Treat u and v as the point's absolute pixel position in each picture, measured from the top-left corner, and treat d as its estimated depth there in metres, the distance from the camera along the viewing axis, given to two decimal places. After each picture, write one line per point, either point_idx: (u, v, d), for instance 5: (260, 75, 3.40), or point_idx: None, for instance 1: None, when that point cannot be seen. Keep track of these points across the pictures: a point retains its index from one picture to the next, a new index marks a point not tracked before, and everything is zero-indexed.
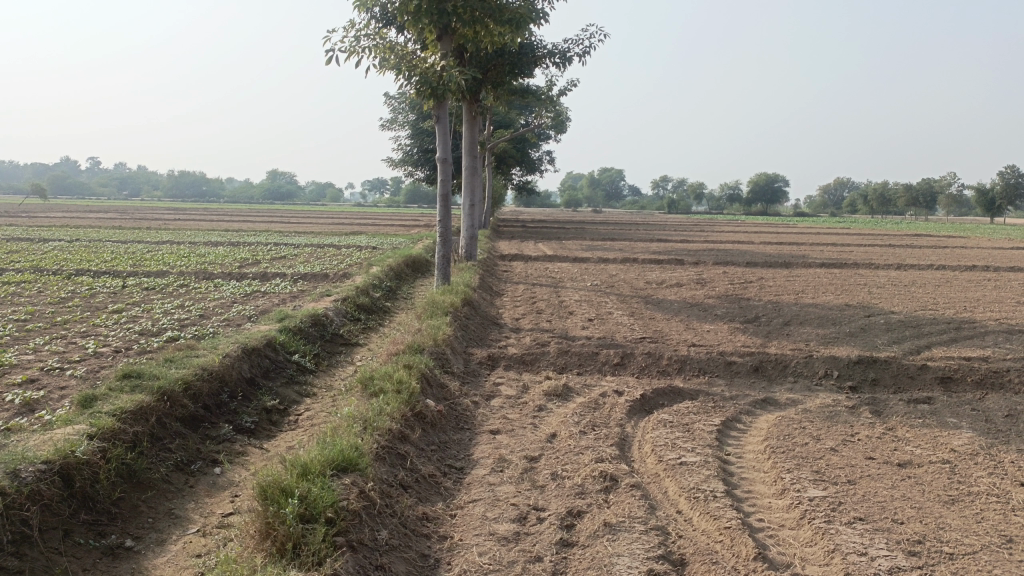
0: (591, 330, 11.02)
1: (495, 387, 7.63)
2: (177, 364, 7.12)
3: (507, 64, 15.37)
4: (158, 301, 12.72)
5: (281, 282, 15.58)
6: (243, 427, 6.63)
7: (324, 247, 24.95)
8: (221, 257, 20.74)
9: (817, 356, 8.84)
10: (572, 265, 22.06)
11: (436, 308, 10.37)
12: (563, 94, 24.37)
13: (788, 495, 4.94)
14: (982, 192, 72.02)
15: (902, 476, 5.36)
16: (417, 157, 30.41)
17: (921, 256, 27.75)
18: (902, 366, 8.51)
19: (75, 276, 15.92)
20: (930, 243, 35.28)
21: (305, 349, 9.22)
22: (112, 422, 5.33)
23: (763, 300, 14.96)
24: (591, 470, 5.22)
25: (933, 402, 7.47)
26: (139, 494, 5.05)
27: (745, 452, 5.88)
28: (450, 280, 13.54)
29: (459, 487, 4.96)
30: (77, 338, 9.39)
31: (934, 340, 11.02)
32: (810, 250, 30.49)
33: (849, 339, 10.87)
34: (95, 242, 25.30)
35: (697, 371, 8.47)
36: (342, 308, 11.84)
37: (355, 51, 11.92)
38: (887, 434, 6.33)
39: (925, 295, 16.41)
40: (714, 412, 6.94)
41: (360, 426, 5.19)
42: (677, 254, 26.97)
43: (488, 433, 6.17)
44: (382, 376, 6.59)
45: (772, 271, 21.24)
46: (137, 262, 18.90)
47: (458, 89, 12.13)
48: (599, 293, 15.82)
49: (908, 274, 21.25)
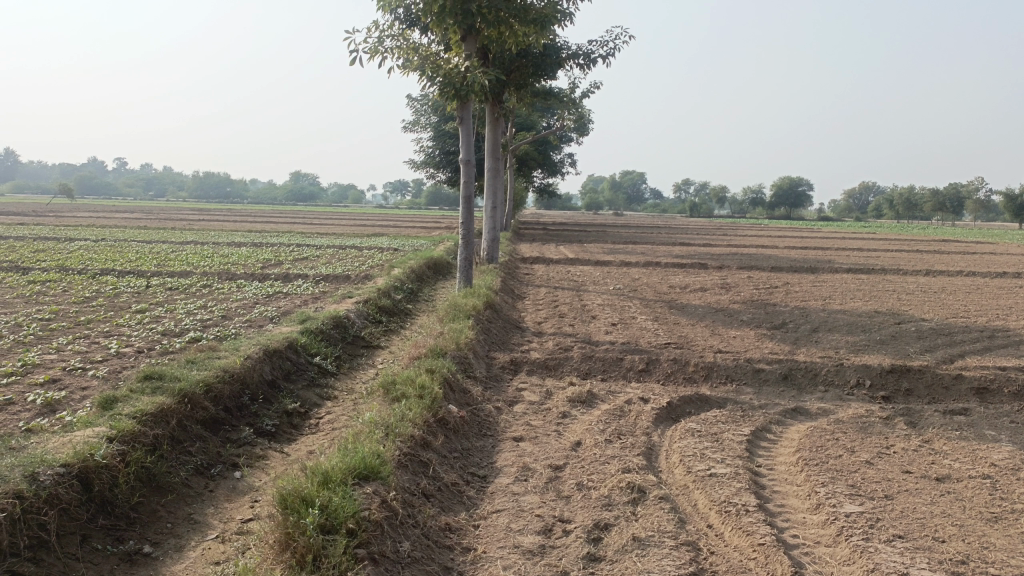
0: (614, 335, 10.85)
1: (518, 392, 7.50)
2: (198, 365, 7.07)
3: (531, 66, 15.27)
4: (181, 301, 12.74)
5: (303, 283, 15.56)
6: (263, 430, 6.55)
7: (346, 248, 24.98)
8: (244, 257, 20.79)
9: (848, 364, 8.62)
10: (595, 269, 21.87)
11: (459, 311, 10.27)
12: (587, 96, 24.23)
13: (823, 511, 4.77)
14: (1011, 198, 70.79)
15: (941, 491, 5.16)
16: (439, 159, 30.38)
17: (950, 262, 27.25)
18: (936, 375, 8.27)
19: (100, 275, 16.01)
20: (959, 249, 34.68)
21: (326, 351, 9.14)
22: (132, 425, 5.26)
23: (789, 306, 14.72)
24: (618, 480, 5.07)
25: (970, 413, 7.23)
26: (158, 499, 4.99)
27: (776, 463, 5.71)
28: (472, 283, 13.44)
29: (482, 496, 4.84)
30: (100, 337, 9.39)
31: (967, 349, 10.74)
32: (835, 255, 30.06)
33: (879, 347, 10.62)
34: (120, 242, 25.50)
35: (724, 378, 8.28)
36: (363, 310, 11.78)
37: (378, 52, 11.87)
38: (924, 447, 6.12)
39: (956, 302, 16.05)
40: (743, 421, 6.76)
41: (381, 432, 5.08)
42: (701, 258, 26.70)
43: (511, 440, 6.04)
44: (404, 381, 6.49)
45: (797, 277, 20.94)
46: (161, 262, 19.00)
47: (482, 90, 12.02)
48: (622, 297, 15.64)
49: (937, 281, 20.85)
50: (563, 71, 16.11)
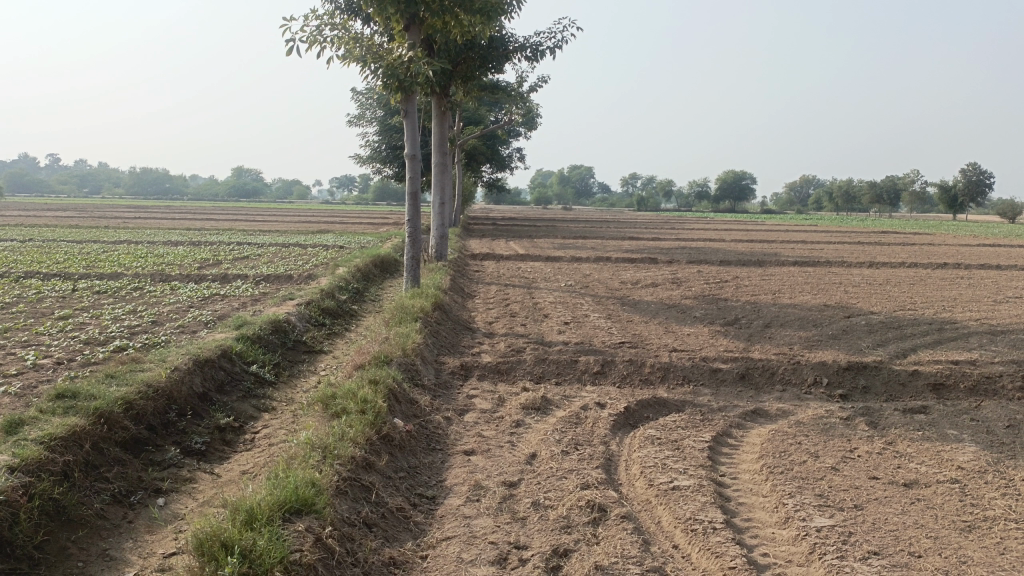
0: (567, 335, 10.52)
1: (468, 400, 7.11)
2: (118, 380, 6.50)
3: (478, 58, 14.85)
4: (109, 306, 11.98)
5: (242, 285, 14.89)
6: (193, 449, 6.05)
7: (290, 246, 24.16)
8: (181, 258, 19.83)
9: (805, 362, 8.44)
10: (545, 265, 21.55)
11: (406, 313, 9.82)
12: (535, 90, 23.94)
13: (793, 525, 4.51)
14: (945, 189, 72.81)
15: (911, 499, 4.96)
16: (385, 154, 29.73)
17: (890, 254, 27.78)
18: (893, 372, 8.14)
19: (23, 278, 15.06)
20: (897, 240, 35.47)
21: (264, 358, 8.62)
22: (38, 452, 4.71)
23: (741, 301, 14.62)
24: (577, 498, 4.72)
25: (929, 411, 7.10)
26: (69, 534, 4.45)
27: (741, 472, 5.45)
28: (419, 282, 12.98)
29: (431, 522, 4.45)
30: (17, 348, 8.68)
31: (918, 342, 10.73)
32: (781, 248, 30.38)
33: (832, 342, 10.53)
34: (48, 242, 24.22)
35: (681, 380, 8.02)
36: (305, 312, 11.22)
37: (316, 41, 11.27)
38: (888, 450, 5.93)
39: (902, 294, 16.18)
40: (703, 426, 6.50)
41: (318, 455, 4.64)
42: (650, 252, 26.66)
43: (461, 453, 5.66)
44: (344, 395, 6.03)
45: (746, 270, 20.99)
46: (91, 263, 18.04)
47: (427, 81, 11.54)
48: (573, 294, 15.34)
49: (881, 272, 21.13)
50: (510, 64, 15.74)
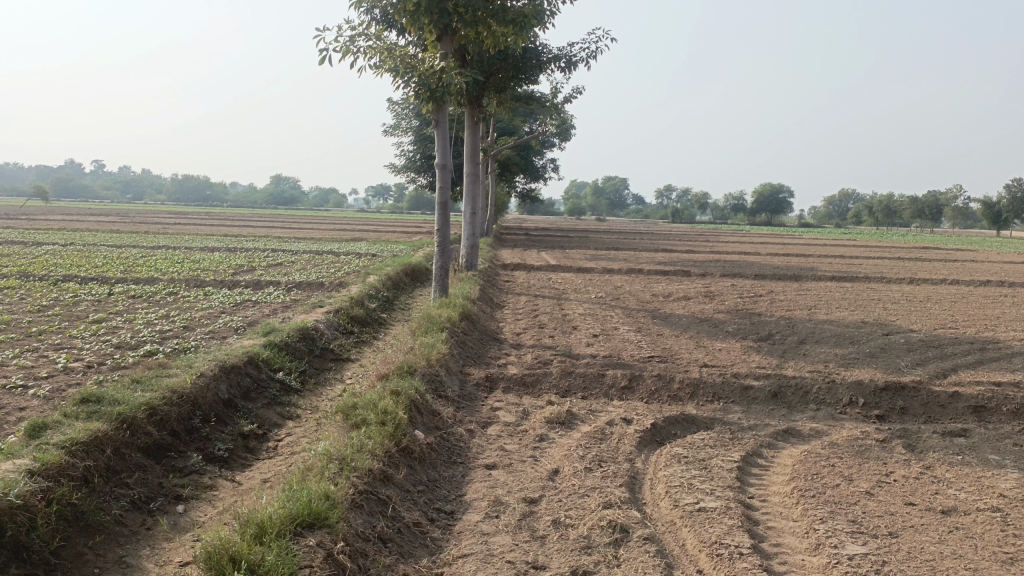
0: (596, 348, 10.38)
1: (492, 413, 7.02)
2: (144, 386, 6.51)
3: (511, 69, 14.83)
4: (143, 311, 12.11)
5: (274, 291, 14.99)
6: (215, 456, 6.03)
7: (323, 254, 24.34)
8: (216, 264, 20.05)
9: (840, 381, 8.20)
10: (576, 276, 21.39)
11: (432, 323, 9.77)
12: (569, 101, 23.91)
13: (824, 552, 4.33)
14: (988, 205, 71.12)
15: (949, 527, 4.74)
16: (419, 164, 29.90)
17: (930, 270, 27.12)
18: (932, 394, 7.86)
19: (62, 282, 15.33)
20: (938, 256, 34.71)
21: (291, 366, 8.62)
22: (59, 456, 4.71)
23: (775, 316, 14.34)
24: (598, 518, 4.59)
25: (969, 435, 6.83)
26: (86, 540, 4.43)
27: (770, 494, 5.27)
28: (448, 292, 12.93)
29: (448, 538, 4.35)
30: (50, 351, 8.78)
31: (959, 362, 10.38)
32: (818, 263, 29.83)
33: (869, 361, 10.24)
34: (89, 246, 24.69)
35: (711, 396, 7.83)
36: (333, 320, 11.24)
37: (349, 51, 11.33)
38: (925, 475, 5.70)
39: (942, 312, 15.75)
40: (732, 445, 6.32)
41: (335, 467, 4.58)
42: (684, 265, 26.35)
43: (482, 467, 5.56)
44: (366, 405, 5.98)
45: (781, 285, 20.64)
46: (129, 268, 18.36)
47: (459, 91, 11.53)
48: (603, 306, 15.18)
49: (922, 289, 20.61)
50: (544, 75, 15.69)
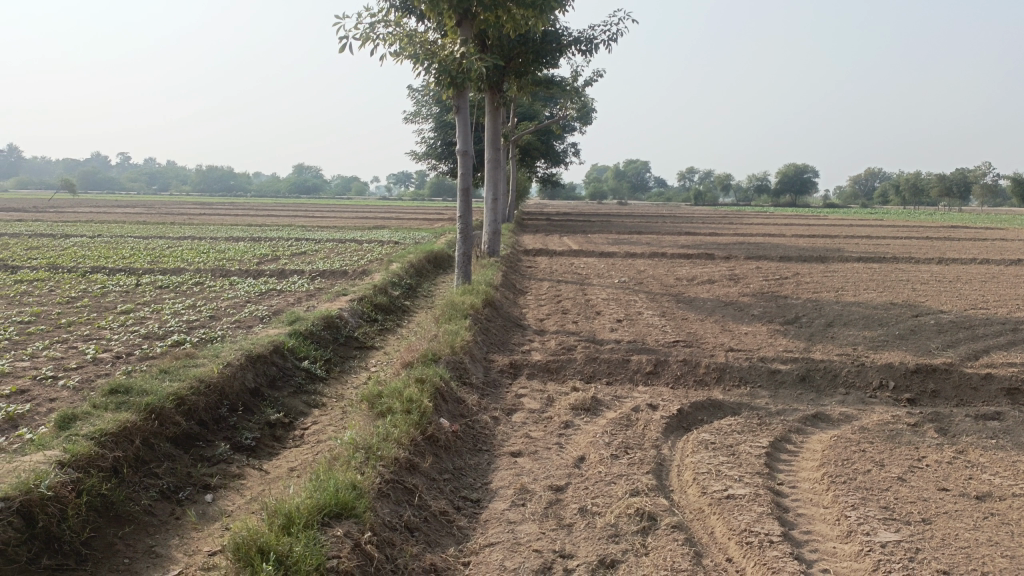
0: (620, 333, 10.32)
1: (517, 399, 7.00)
2: (171, 376, 6.56)
3: (531, 53, 14.68)
4: (169, 301, 12.22)
5: (298, 280, 15.06)
6: (242, 445, 6.08)
7: (346, 241, 24.44)
8: (241, 253, 20.20)
9: (869, 364, 8.07)
10: (599, 260, 21.28)
11: (456, 310, 9.75)
12: (590, 84, 23.69)
13: (856, 540, 4.26)
14: (1019, 183, 69.72)
15: (985, 514, 4.65)
16: (440, 150, 29.84)
17: (960, 249, 26.65)
18: (964, 376, 7.72)
19: (90, 273, 15.52)
20: (968, 235, 34.09)
21: (316, 354, 8.65)
22: (89, 447, 4.76)
23: (801, 299, 14.17)
24: (625, 505, 4.56)
25: (1003, 418, 6.70)
26: (116, 530, 4.48)
27: (800, 481, 5.20)
28: (471, 278, 12.91)
29: (475, 526, 4.34)
30: (79, 342, 8.88)
31: (991, 343, 10.19)
32: (844, 243, 29.43)
33: (899, 343, 10.08)
34: (116, 238, 24.98)
35: (738, 381, 7.75)
36: (357, 308, 11.27)
37: (369, 39, 11.25)
38: (959, 460, 5.60)
39: (974, 292, 15.46)
40: (760, 430, 6.24)
41: (362, 456, 4.59)
42: (708, 248, 26.12)
43: (508, 455, 5.55)
44: (391, 394, 5.97)
45: (807, 267, 20.38)
46: (155, 258, 18.54)
47: (479, 76, 11.44)
48: (627, 290, 15.08)
49: (951, 269, 20.26)
50: (564, 58, 15.54)
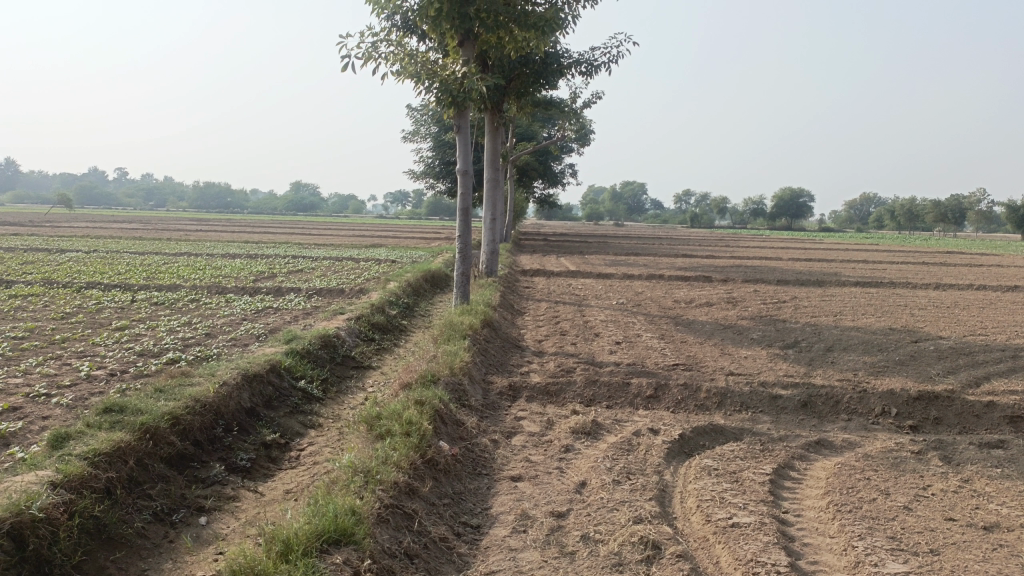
0: (619, 355, 10.25)
1: (516, 422, 6.91)
2: (167, 395, 6.47)
3: (532, 74, 14.75)
4: (165, 318, 12.13)
5: (295, 298, 14.98)
6: (238, 466, 5.98)
7: (343, 260, 24.39)
8: (237, 270, 20.11)
9: (871, 390, 8.01)
10: (597, 282, 21.24)
11: (455, 331, 9.68)
12: (589, 106, 23.80)
13: (864, 571, 4.18)
14: (1013, 209, 70.12)
15: (993, 545, 4.57)
16: (438, 170, 29.88)
17: (957, 275, 26.69)
18: (966, 403, 7.66)
19: (85, 289, 15.42)
20: (963, 261, 34.19)
21: (313, 373, 8.56)
22: (82, 468, 4.66)
23: (800, 323, 14.13)
24: (629, 533, 4.47)
25: (1007, 447, 6.63)
26: (108, 553, 4.37)
27: (805, 509, 5.12)
28: (469, 299, 12.86)
29: (475, 553, 4.25)
30: (73, 358, 8.78)
31: (991, 370, 10.15)
32: (841, 267, 29.47)
33: (899, 369, 10.03)
34: (111, 253, 24.88)
35: (739, 406, 7.67)
36: (355, 327, 11.19)
37: (371, 57, 11.28)
38: (965, 489, 5.53)
39: (972, 318, 15.44)
40: (763, 457, 6.17)
41: (361, 480, 4.50)
42: (706, 270, 26.09)
43: (508, 479, 5.47)
44: (390, 415, 5.89)
45: (804, 290, 20.38)
46: (151, 274, 18.46)
47: (480, 97, 11.45)
48: (625, 312, 15.02)
49: (948, 295, 20.28)
50: (564, 80, 15.62)
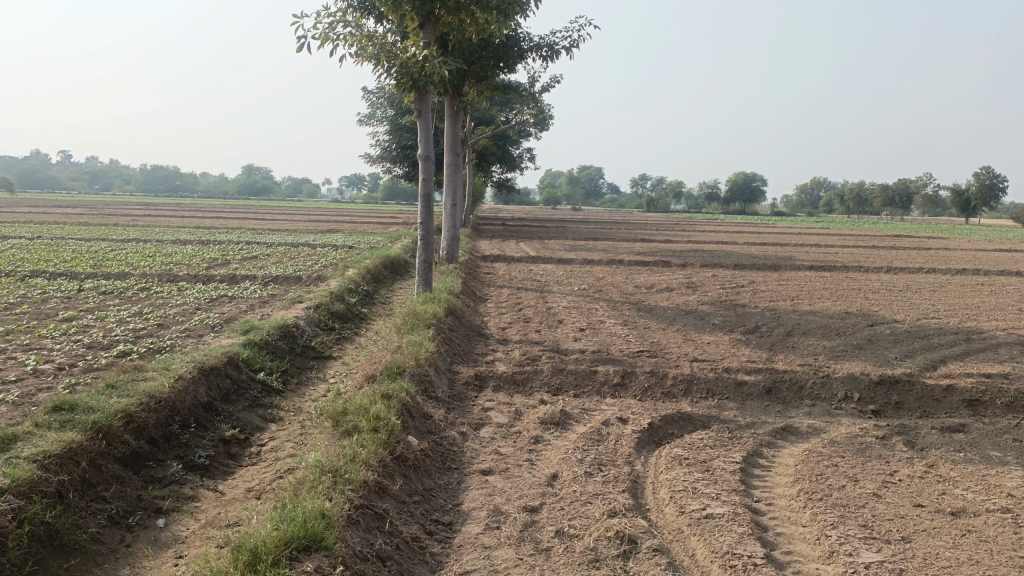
0: (583, 342, 10.20)
1: (483, 413, 6.80)
2: (119, 391, 6.20)
3: (491, 57, 14.55)
4: (115, 308, 11.71)
5: (250, 286, 14.61)
6: (196, 464, 5.77)
7: (299, 246, 23.91)
8: (189, 257, 19.54)
9: (834, 375, 8.08)
10: (556, 267, 21.20)
11: (417, 320, 9.51)
12: (548, 90, 23.64)
13: (838, 561, 4.18)
14: (957, 193, 72.09)
15: (962, 531, 4.61)
16: (395, 154, 29.46)
17: (907, 258, 27.30)
18: (926, 387, 7.78)
19: (28, 278, 14.82)
20: (912, 245, 35.00)
21: (272, 365, 8.32)
22: (31, 472, 4.42)
23: (759, 307, 14.27)
24: (604, 528, 4.40)
25: (968, 430, 6.74)
26: (61, 562, 4.15)
27: (776, 498, 5.12)
28: (432, 286, 12.67)
29: (448, 553, 4.14)
30: (17, 352, 8.40)
31: (947, 353, 10.34)
32: (795, 251, 29.91)
33: (858, 353, 10.17)
34: (56, 240, 24.01)
35: (705, 393, 7.67)
36: (314, 316, 10.94)
37: (328, 38, 10.95)
38: (930, 474, 5.59)
39: (924, 302, 15.77)
40: (733, 445, 6.16)
41: (329, 480, 4.35)
42: (664, 255, 26.26)
43: (478, 473, 5.36)
44: (356, 410, 5.73)
45: (762, 275, 20.61)
46: (98, 262, 17.85)
47: (442, 80, 11.22)
48: (587, 298, 14.98)
49: (899, 278, 20.73)
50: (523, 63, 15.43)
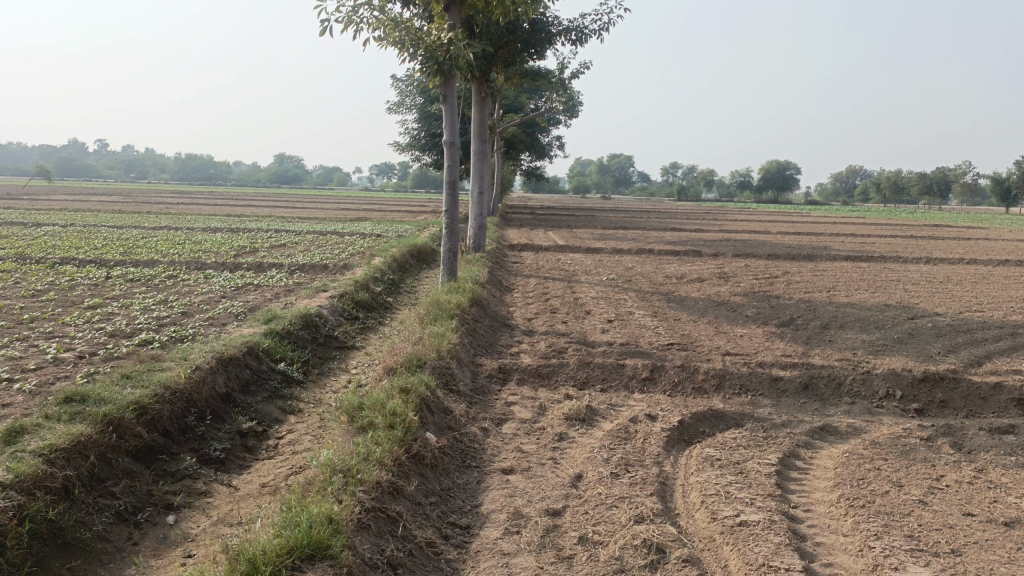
0: (611, 334, 9.93)
1: (507, 409, 6.57)
2: (134, 381, 6.07)
3: (519, 42, 14.21)
4: (140, 295, 11.66)
5: (276, 274, 14.52)
6: (211, 457, 5.61)
7: (327, 234, 23.84)
8: (218, 245, 19.53)
9: (874, 371, 7.70)
10: (585, 257, 20.89)
11: (441, 310, 9.29)
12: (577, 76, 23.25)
13: None
14: (998, 182, 70.12)
15: (1017, 544, 4.28)
16: (424, 142, 29.27)
17: (948, 248, 26.46)
18: (973, 385, 7.38)
19: (59, 265, 14.86)
20: (952, 234, 34.03)
21: (293, 355, 8.17)
22: (36, 467, 4.28)
23: (794, 299, 13.83)
24: (630, 535, 4.15)
25: (1019, 432, 6.35)
26: (64, 562, 4.00)
27: (814, 504, 4.83)
28: (457, 275, 12.43)
29: (464, 559, 3.92)
30: (40, 340, 8.34)
31: (992, 348, 9.89)
32: (831, 241, 29.21)
33: (898, 347, 9.76)
34: (89, 227, 24.21)
35: (738, 389, 7.36)
36: (338, 305, 10.76)
37: (352, 22, 10.74)
38: (980, 480, 5.24)
39: (965, 294, 15.20)
40: (768, 445, 5.86)
41: (340, 480, 4.15)
42: (695, 244, 25.78)
43: (499, 472, 5.13)
44: (373, 405, 5.53)
45: (796, 265, 20.13)
46: (128, 249, 17.92)
47: (467, 64, 10.95)
48: (616, 289, 14.66)
49: (940, 269, 20.08)
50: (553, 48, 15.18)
